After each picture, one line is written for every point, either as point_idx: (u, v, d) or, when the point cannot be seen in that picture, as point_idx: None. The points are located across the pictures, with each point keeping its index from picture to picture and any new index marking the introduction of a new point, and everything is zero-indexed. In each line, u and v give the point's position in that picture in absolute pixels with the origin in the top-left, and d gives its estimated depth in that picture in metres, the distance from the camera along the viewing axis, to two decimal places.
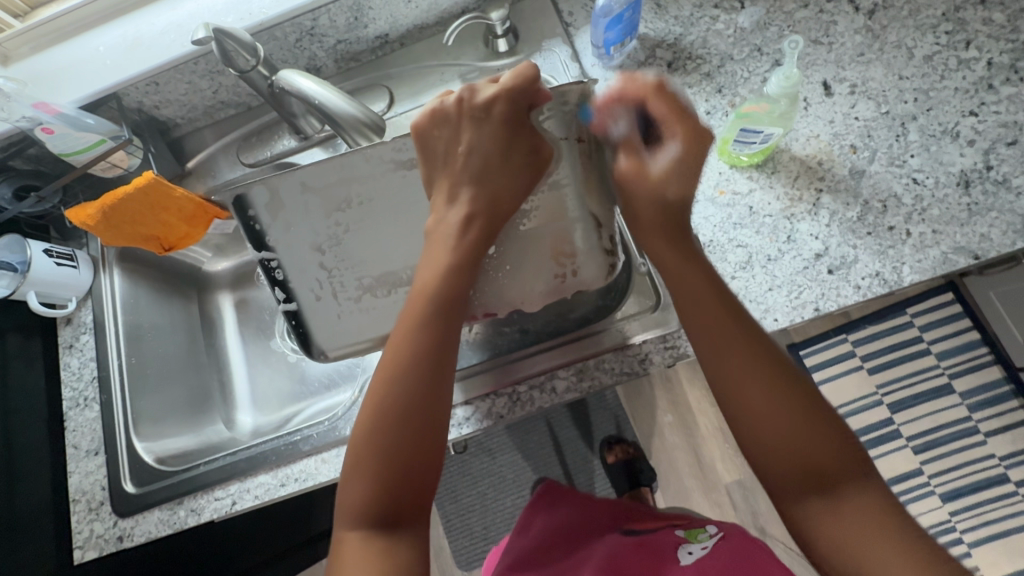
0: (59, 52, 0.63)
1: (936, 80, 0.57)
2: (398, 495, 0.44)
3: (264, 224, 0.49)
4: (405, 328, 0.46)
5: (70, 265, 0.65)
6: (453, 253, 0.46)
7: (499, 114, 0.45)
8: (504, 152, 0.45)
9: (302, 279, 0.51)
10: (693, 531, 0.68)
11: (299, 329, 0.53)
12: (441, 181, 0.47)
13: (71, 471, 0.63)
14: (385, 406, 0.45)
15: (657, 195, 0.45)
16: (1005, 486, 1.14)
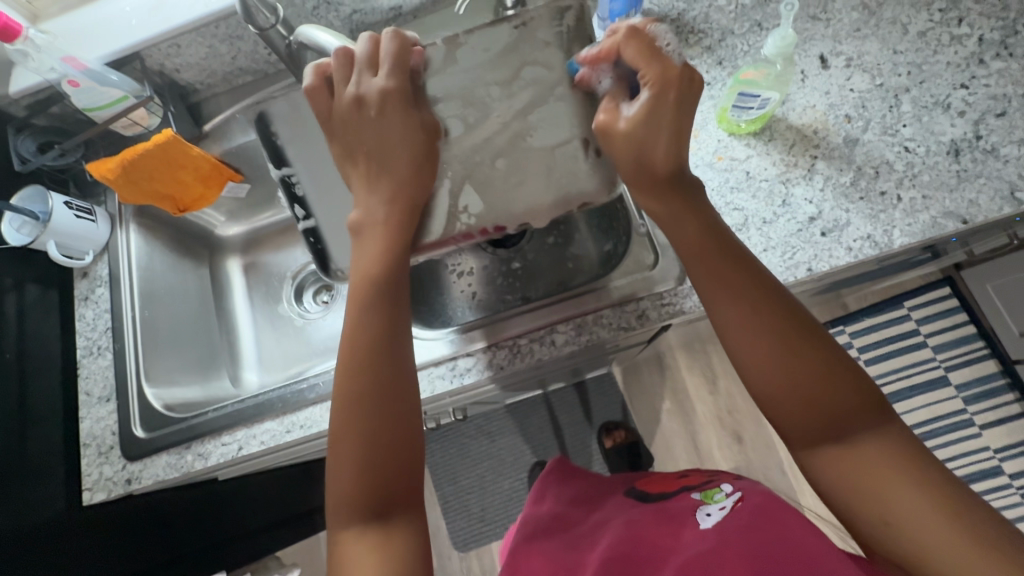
0: (87, 13, 0.65)
1: (929, 54, 0.59)
2: (388, 467, 0.46)
3: (283, 139, 0.52)
4: (353, 317, 0.48)
5: (88, 219, 0.68)
6: (386, 232, 0.46)
7: (385, 86, 0.45)
8: (410, 119, 0.45)
9: (320, 193, 0.51)
10: (708, 489, 0.62)
11: (316, 244, 0.50)
12: (360, 158, 0.46)
13: (83, 417, 0.65)
14: (357, 392, 0.46)
15: (641, 146, 0.42)
16: (1000, 479, 1.15)
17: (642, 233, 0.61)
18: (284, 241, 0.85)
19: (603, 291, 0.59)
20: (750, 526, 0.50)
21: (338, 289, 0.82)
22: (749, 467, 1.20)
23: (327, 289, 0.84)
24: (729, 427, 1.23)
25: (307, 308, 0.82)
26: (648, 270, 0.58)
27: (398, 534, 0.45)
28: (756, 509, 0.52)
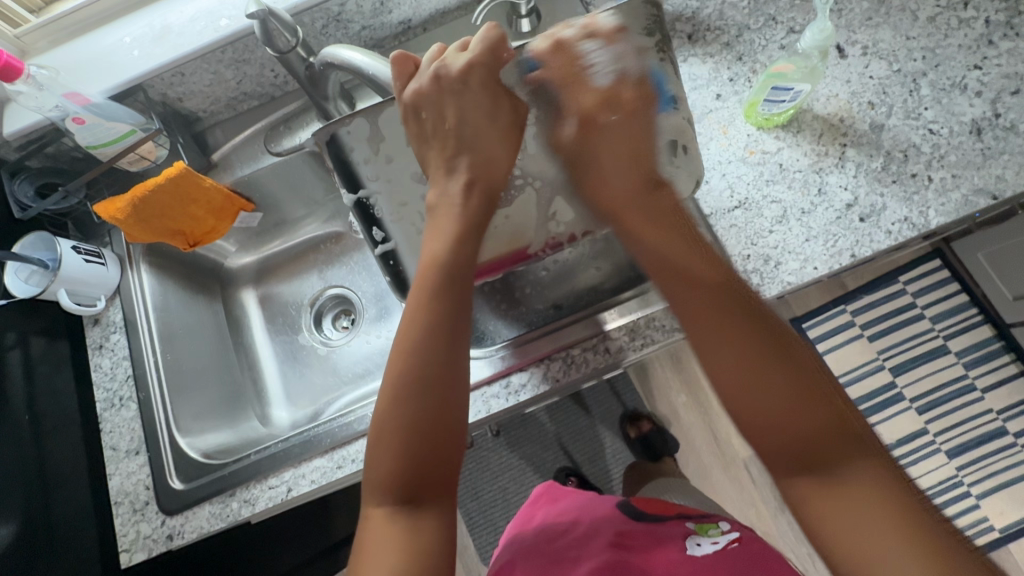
0: (84, 45, 0.62)
1: (940, 38, 0.61)
2: (426, 451, 0.43)
3: (357, 159, 0.51)
4: (416, 301, 0.46)
5: (98, 262, 0.64)
6: (460, 222, 0.47)
7: (471, 83, 0.47)
8: (492, 114, 0.48)
9: (397, 215, 0.52)
10: (704, 524, 0.62)
11: (395, 267, 0.53)
12: (437, 157, 0.49)
13: (111, 473, 0.61)
14: (406, 375, 0.44)
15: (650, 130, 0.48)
16: (1004, 439, 1.19)
17: None
18: (297, 268, 0.82)
19: (647, 295, 0.59)
20: (744, 573, 0.49)
21: (360, 312, 0.80)
22: None
23: (346, 314, 0.81)
24: None
25: (328, 335, 0.79)
26: None
27: (428, 527, 0.43)
28: (753, 553, 0.52)
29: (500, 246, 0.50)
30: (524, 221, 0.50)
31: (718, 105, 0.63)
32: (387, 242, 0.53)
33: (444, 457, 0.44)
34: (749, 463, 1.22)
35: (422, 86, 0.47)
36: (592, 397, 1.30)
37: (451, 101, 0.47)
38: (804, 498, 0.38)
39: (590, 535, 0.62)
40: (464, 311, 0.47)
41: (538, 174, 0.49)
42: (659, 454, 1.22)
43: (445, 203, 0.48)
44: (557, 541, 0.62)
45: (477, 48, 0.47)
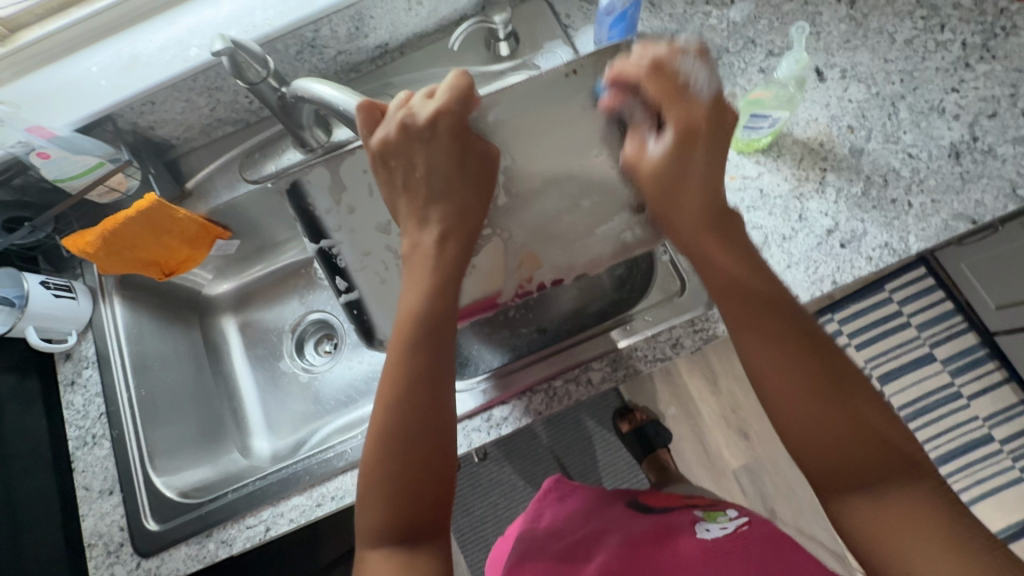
0: (50, 75, 0.60)
1: (918, 61, 0.61)
2: (416, 502, 0.43)
3: (321, 210, 0.52)
4: (396, 352, 0.45)
5: (68, 297, 0.62)
6: (434, 272, 0.46)
7: (441, 132, 0.47)
8: (462, 161, 0.47)
9: (361, 264, 0.52)
10: (711, 511, 0.61)
11: (362, 317, 0.52)
12: (408, 206, 0.48)
13: (84, 515, 0.59)
14: (391, 430, 0.43)
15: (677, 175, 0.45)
16: (990, 445, 1.20)
17: (666, 261, 0.62)
18: (278, 294, 0.81)
19: (630, 323, 0.58)
20: (752, 551, 0.49)
21: (342, 338, 0.79)
22: (759, 463, 1.22)
23: (329, 338, 0.80)
24: (735, 425, 1.24)
25: (310, 361, 0.78)
26: (677, 297, 0.58)
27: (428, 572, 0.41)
28: (764, 536, 0.51)
29: (473, 291, 0.51)
30: (495, 268, 0.51)
31: None
32: (353, 291, 0.53)
33: (435, 507, 0.43)
34: (739, 474, 1.22)
35: (389, 135, 0.46)
36: (582, 411, 1.29)
37: (420, 151, 0.47)
38: (852, 515, 0.38)
39: (603, 530, 0.61)
40: (448, 358, 0.46)
41: (506, 227, 0.51)
42: (653, 446, 1.18)
43: (418, 253, 0.47)
44: (569, 538, 0.62)
45: (444, 94, 0.47)
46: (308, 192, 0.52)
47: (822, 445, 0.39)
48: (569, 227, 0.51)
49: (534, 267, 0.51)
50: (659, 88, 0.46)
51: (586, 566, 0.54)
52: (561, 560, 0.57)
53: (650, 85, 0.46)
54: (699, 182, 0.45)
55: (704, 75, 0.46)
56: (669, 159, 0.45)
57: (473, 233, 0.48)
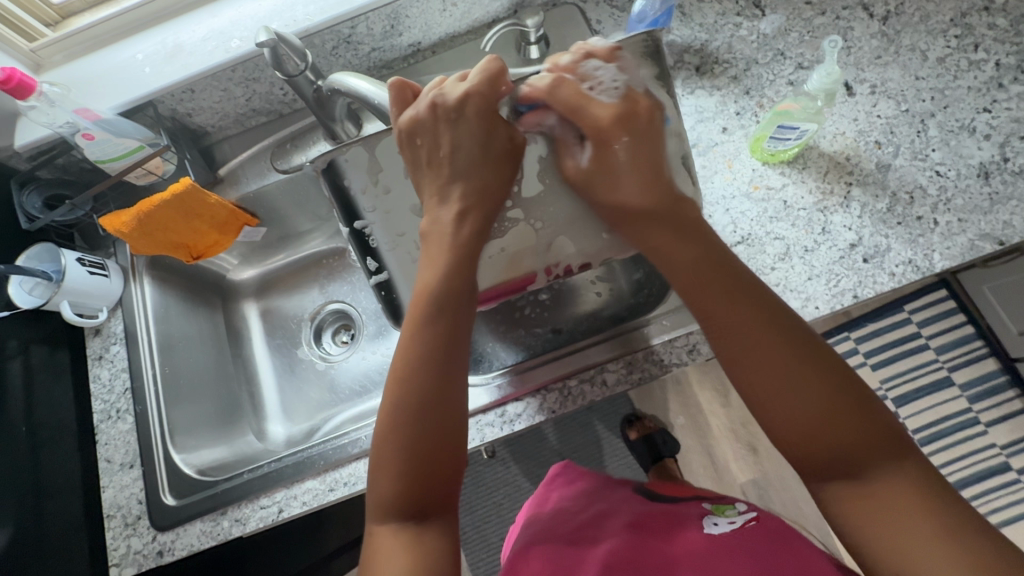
0: (98, 60, 0.63)
1: (950, 80, 0.60)
2: (427, 476, 0.44)
3: (355, 189, 0.53)
4: (412, 327, 0.47)
5: (102, 274, 0.64)
6: (453, 249, 0.49)
7: (471, 112, 0.49)
8: (486, 144, 0.49)
9: (393, 243, 0.54)
10: (720, 504, 0.61)
11: (390, 298, 0.55)
12: (430, 183, 0.51)
13: (105, 486, 0.61)
14: (404, 405, 0.45)
15: (611, 179, 0.48)
16: (1007, 475, 1.18)
17: None
18: (299, 282, 0.82)
19: (647, 328, 0.58)
20: (759, 546, 0.49)
21: (360, 329, 0.80)
22: (767, 479, 1.21)
23: (346, 329, 0.81)
24: (745, 439, 1.23)
25: (328, 350, 0.79)
26: None
27: (436, 541, 0.43)
28: (771, 531, 0.52)
29: (500, 273, 0.53)
30: (520, 251, 0.53)
31: (724, 138, 0.62)
32: (383, 271, 0.55)
33: (441, 483, 0.45)
34: (745, 488, 1.21)
35: (419, 114, 0.48)
36: (590, 416, 1.29)
37: (446, 130, 0.49)
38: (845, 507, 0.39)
39: (609, 518, 0.61)
40: (466, 338, 0.47)
41: (538, 215, 0.52)
42: (661, 454, 1.17)
43: (437, 230, 0.50)
44: (574, 521, 0.61)
45: (475, 77, 0.49)
46: (344, 171, 0.52)
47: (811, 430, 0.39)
48: (595, 217, 0.52)
49: (562, 251, 0.53)
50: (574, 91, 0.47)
51: (586, 564, 0.53)
52: (564, 545, 0.57)
53: (566, 88, 0.47)
54: (635, 181, 0.48)
55: (608, 72, 0.48)
56: (598, 157, 0.48)
57: (491, 214, 0.50)
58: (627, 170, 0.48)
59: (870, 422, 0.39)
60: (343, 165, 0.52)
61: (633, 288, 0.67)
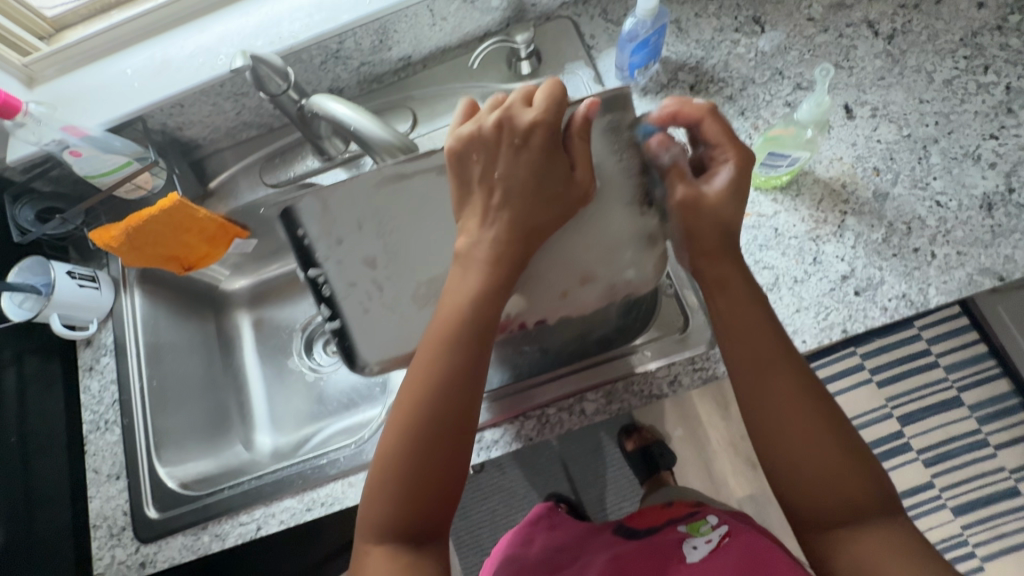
0: (88, 75, 0.63)
1: (956, 103, 0.58)
2: (432, 508, 0.44)
3: (310, 234, 0.46)
4: (432, 361, 0.43)
5: (92, 286, 0.65)
6: (484, 285, 0.43)
7: (538, 142, 0.41)
8: (543, 177, 0.42)
9: (346, 290, 0.47)
10: (693, 522, 0.63)
11: (342, 344, 0.47)
12: (471, 209, 0.44)
13: (92, 496, 0.62)
14: (419, 440, 0.43)
15: (721, 219, 0.44)
16: (1016, 499, 1.15)
17: (670, 294, 0.59)
18: (290, 293, 0.82)
19: (631, 357, 0.57)
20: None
21: None
22: (765, 495, 1.19)
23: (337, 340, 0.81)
24: (744, 454, 1.21)
25: (318, 361, 0.79)
26: (679, 334, 0.57)
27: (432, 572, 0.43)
28: (743, 551, 0.53)
29: None
30: None
31: None
32: (335, 321, 0.48)
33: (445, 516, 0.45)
34: (743, 504, 1.19)
35: (483, 128, 0.42)
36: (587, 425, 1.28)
37: (506, 154, 0.42)
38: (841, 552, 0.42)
39: (589, 564, 0.62)
40: (482, 366, 0.44)
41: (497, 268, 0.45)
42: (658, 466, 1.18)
43: (469, 256, 0.44)
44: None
45: (549, 101, 0.41)
46: (299, 217, 0.46)
47: (820, 478, 0.42)
48: (553, 275, 0.46)
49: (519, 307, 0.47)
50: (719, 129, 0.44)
51: None
52: None
53: (709, 123, 0.45)
54: (728, 212, 0.44)
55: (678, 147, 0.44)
56: (736, 187, 0.44)
57: (527, 255, 0.43)
58: (710, 215, 0.44)
59: (865, 478, 0.43)
60: (299, 211, 0.46)
61: None
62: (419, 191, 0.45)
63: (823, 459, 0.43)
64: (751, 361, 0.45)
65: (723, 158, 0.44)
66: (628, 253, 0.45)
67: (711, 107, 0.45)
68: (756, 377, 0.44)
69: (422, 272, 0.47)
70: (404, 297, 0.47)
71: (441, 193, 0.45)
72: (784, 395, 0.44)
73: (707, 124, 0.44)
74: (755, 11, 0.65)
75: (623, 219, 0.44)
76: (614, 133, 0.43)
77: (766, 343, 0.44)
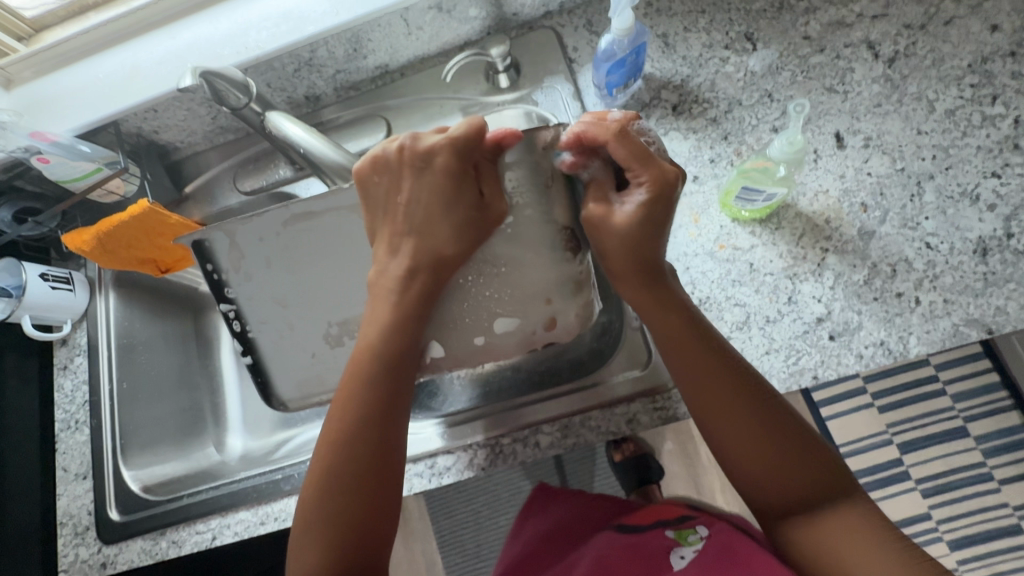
0: (62, 78, 0.63)
1: (957, 136, 0.53)
2: (361, 537, 0.42)
3: (223, 271, 0.50)
4: (350, 387, 0.45)
5: (66, 288, 0.66)
6: (396, 311, 0.44)
7: (441, 164, 0.42)
8: (447, 201, 0.43)
9: (260, 326, 0.52)
10: (682, 528, 0.63)
11: (259, 380, 0.53)
12: (382, 231, 0.45)
13: (60, 494, 0.64)
14: (337, 470, 0.43)
15: (628, 238, 0.43)
16: (1018, 537, 1.09)
17: (636, 328, 0.58)
18: None
19: (602, 389, 0.55)
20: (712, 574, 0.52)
21: None
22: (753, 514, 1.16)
23: None
24: None
25: None
26: (640, 370, 0.55)
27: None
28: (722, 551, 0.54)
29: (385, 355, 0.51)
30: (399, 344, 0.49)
31: (693, 188, 0.57)
32: (252, 355, 0.53)
33: (378, 542, 0.43)
34: None
35: (388, 152, 0.44)
36: None
37: (410, 177, 0.43)
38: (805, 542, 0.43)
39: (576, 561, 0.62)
40: (403, 388, 0.45)
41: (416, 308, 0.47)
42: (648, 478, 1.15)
43: (384, 281, 0.45)
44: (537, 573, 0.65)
45: (458, 128, 0.42)
46: (211, 253, 0.49)
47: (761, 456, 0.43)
48: (469, 320, 0.47)
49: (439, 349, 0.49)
50: (631, 150, 0.43)
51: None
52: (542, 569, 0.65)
53: (616, 146, 0.43)
54: (634, 229, 0.43)
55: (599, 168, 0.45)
56: (646, 214, 0.43)
57: (438, 283, 0.44)
58: (617, 242, 0.44)
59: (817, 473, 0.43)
60: (211, 247, 0.49)
61: (594, 332, 0.61)
62: (326, 231, 0.48)
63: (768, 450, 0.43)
64: (682, 358, 0.45)
65: (636, 177, 0.43)
66: (552, 298, 0.46)
67: (622, 125, 0.43)
68: (686, 366, 0.44)
69: (334, 314, 0.51)
70: (316, 335, 0.52)
71: (347, 233, 0.49)
72: (716, 379, 0.44)
73: (614, 144, 0.43)
74: (748, 26, 0.61)
75: (543, 269, 0.45)
76: (531, 171, 0.43)
77: (688, 339, 0.44)
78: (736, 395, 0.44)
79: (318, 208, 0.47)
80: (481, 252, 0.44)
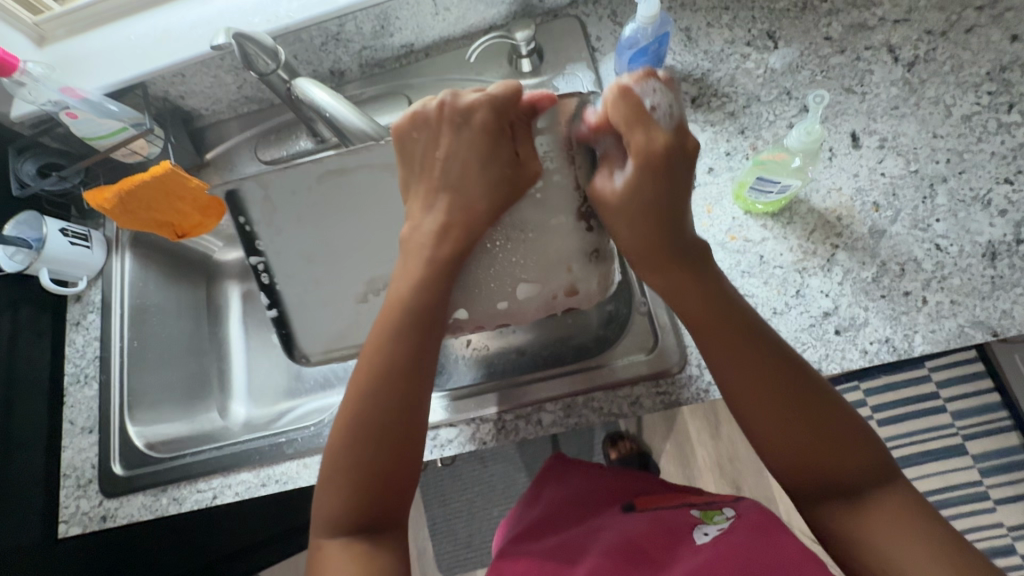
0: (93, 38, 0.64)
1: (972, 141, 0.54)
2: (383, 488, 0.43)
3: (255, 222, 0.51)
4: (377, 341, 0.45)
5: (84, 245, 0.68)
6: (429, 265, 0.45)
7: (479, 121, 0.43)
8: (484, 159, 0.43)
9: (288, 278, 0.53)
10: (709, 509, 0.55)
11: (282, 331, 0.55)
12: (417, 187, 0.46)
13: (65, 446, 0.65)
14: (363, 421, 0.43)
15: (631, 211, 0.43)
16: (1012, 558, 1.08)
17: (643, 312, 0.58)
18: None
19: (610, 367, 0.56)
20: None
21: None
22: None
23: None
24: (730, 476, 1.16)
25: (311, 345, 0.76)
26: (648, 353, 0.55)
27: (387, 556, 0.42)
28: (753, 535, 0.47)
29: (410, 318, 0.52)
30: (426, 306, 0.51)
31: (708, 179, 0.58)
32: (276, 308, 0.54)
33: (400, 495, 0.44)
34: None
35: (428, 109, 0.44)
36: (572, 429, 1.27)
37: (447, 134, 0.44)
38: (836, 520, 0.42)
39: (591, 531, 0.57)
40: (430, 354, 0.45)
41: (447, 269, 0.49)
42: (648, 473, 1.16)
43: (416, 238, 0.46)
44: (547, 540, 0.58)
45: (496, 88, 0.43)
46: (243, 204, 0.50)
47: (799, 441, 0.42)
48: (492, 286, 0.48)
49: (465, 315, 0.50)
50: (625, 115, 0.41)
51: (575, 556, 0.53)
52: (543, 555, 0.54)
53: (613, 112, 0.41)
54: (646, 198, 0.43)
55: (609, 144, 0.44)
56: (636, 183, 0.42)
57: (469, 244, 0.45)
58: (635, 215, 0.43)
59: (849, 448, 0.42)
60: (243, 198, 0.50)
61: (601, 318, 0.63)
62: (356, 190, 0.50)
63: (803, 435, 0.42)
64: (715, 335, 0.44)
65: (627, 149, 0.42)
66: (577, 265, 0.48)
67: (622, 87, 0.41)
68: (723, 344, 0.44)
69: (360, 272, 0.52)
70: (339, 292, 0.53)
71: (377, 191, 0.49)
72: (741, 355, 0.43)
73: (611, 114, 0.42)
74: (771, 24, 0.61)
75: (567, 238, 0.47)
76: (558, 137, 0.44)
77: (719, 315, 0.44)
78: (780, 380, 0.43)
79: (352, 165, 0.49)
80: (509, 217, 0.45)
